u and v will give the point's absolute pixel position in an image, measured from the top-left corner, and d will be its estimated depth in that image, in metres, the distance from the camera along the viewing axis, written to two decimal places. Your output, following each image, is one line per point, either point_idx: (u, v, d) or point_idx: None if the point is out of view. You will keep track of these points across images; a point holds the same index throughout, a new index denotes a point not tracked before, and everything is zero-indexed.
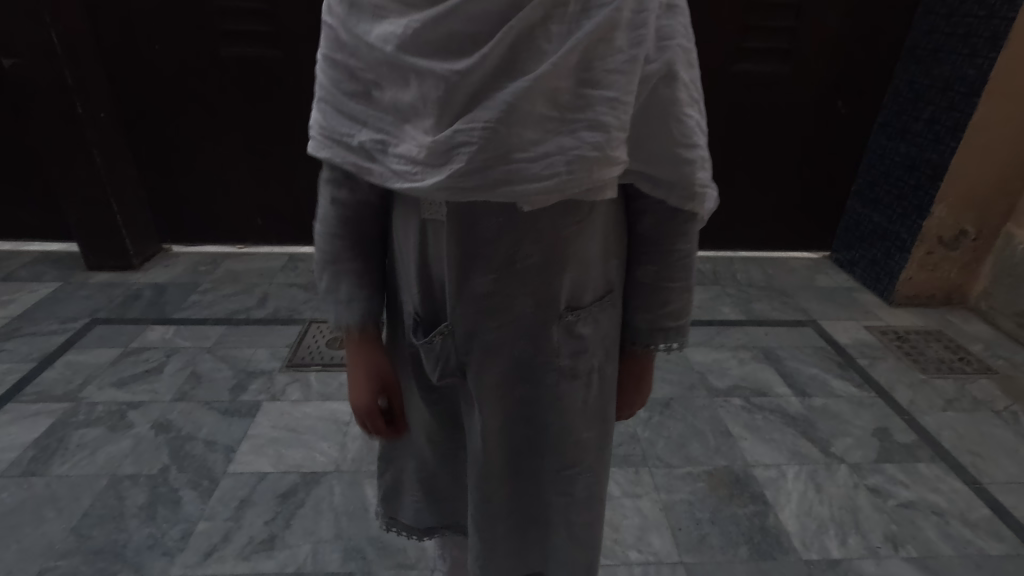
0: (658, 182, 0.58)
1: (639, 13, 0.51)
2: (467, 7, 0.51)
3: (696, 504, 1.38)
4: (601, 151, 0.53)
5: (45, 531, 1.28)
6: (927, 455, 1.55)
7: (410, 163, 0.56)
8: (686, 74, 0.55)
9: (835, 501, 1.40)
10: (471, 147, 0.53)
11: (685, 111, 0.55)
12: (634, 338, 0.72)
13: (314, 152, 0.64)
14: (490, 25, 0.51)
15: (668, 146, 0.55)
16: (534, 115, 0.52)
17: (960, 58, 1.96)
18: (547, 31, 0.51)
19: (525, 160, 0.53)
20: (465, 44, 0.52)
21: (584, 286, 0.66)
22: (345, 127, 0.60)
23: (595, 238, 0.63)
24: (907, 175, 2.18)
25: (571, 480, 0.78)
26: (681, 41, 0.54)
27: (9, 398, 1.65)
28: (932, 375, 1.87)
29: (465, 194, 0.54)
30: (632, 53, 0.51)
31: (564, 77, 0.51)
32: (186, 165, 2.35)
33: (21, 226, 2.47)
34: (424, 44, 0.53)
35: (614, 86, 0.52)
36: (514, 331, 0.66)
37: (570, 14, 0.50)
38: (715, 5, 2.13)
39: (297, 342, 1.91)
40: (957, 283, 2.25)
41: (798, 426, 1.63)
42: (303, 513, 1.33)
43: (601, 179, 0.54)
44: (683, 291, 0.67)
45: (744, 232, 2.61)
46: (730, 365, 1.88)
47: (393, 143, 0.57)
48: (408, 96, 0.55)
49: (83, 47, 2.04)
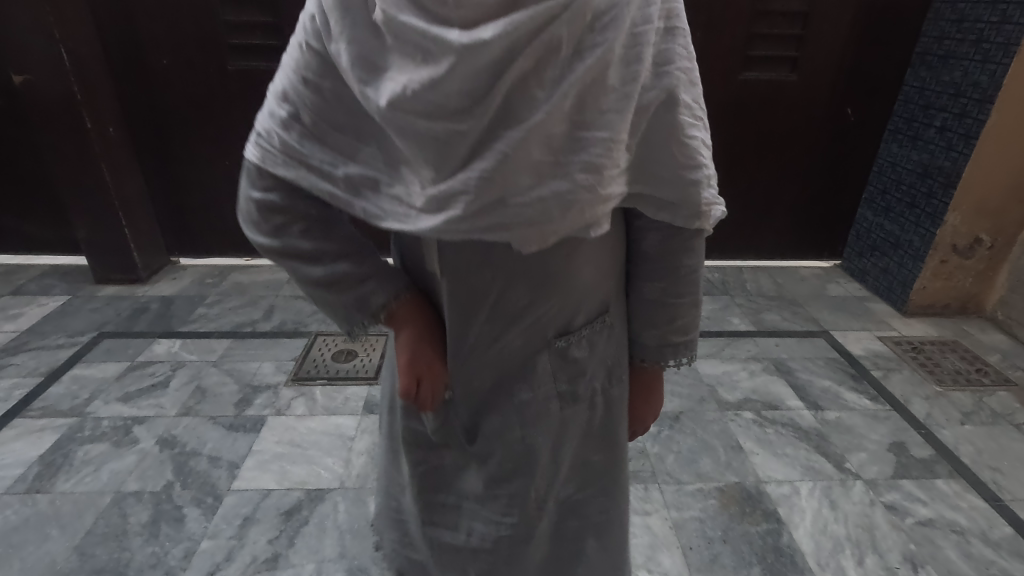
0: (658, 205, 0.57)
1: (633, 48, 0.50)
2: (462, 62, 0.47)
3: (708, 523, 1.35)
4: (595, 192, 0.52)
5: (48, 549, 1.27)
6: (946, 471, 1.51)
7: (404, 206, 0.54)
8: (686, 95, 0.54)
9: (851, 520, 1.36)
10: (466, 196, 0.51)
11: (688, 132, 0.54)
12: (641, 355, 0.70)
13: (266, 168, 0.56)
14: (484, 78, 0.48)
15: (671, 169, 0.55)
16: (529, 161, 0.50)
17: (972, 64, 1.94)
18: (541, 78, 0.49)
19: (520, 204, 0.51)
20: (459, 100, 0.49)
21: (577, 312, 0.65)
22: (323, 159, 0.55)
23: (586, 263, 0.62)
24: (919, 182, 2.14)
25: (585, 503, 0.79)
26: (680, 64, 0.53)
27: (15, 413, 1.65)
28: (948, 387, 1.82)
29: (458, 235, 0.52)
30: (625, 90, 0.51)
31: (558, 122, 0.50)
32: (192, 177, 2.36)
33: (30, 239, 2.49)
34: (419, 98, 0.49)
35: (608, 127, 0.51)
36: (507, 364, 0.66)
37: (562, 58, 0.49)
38: (721, 13, 2.11)
39: (303, 355, 1.90)
40: (972, 292, 2.20)
41: (811, 441, 1.59)
42: (307, 531, 1.31)
43: (596, 215, 0.53)
44: (690, 305, 0.66)
45: (753, 241, 2.58)
46: (740, 377, 1.85)
47: (386, 183, 0.55)
48: (401, 142, 0.52)
49: (92, 62, 2.06)
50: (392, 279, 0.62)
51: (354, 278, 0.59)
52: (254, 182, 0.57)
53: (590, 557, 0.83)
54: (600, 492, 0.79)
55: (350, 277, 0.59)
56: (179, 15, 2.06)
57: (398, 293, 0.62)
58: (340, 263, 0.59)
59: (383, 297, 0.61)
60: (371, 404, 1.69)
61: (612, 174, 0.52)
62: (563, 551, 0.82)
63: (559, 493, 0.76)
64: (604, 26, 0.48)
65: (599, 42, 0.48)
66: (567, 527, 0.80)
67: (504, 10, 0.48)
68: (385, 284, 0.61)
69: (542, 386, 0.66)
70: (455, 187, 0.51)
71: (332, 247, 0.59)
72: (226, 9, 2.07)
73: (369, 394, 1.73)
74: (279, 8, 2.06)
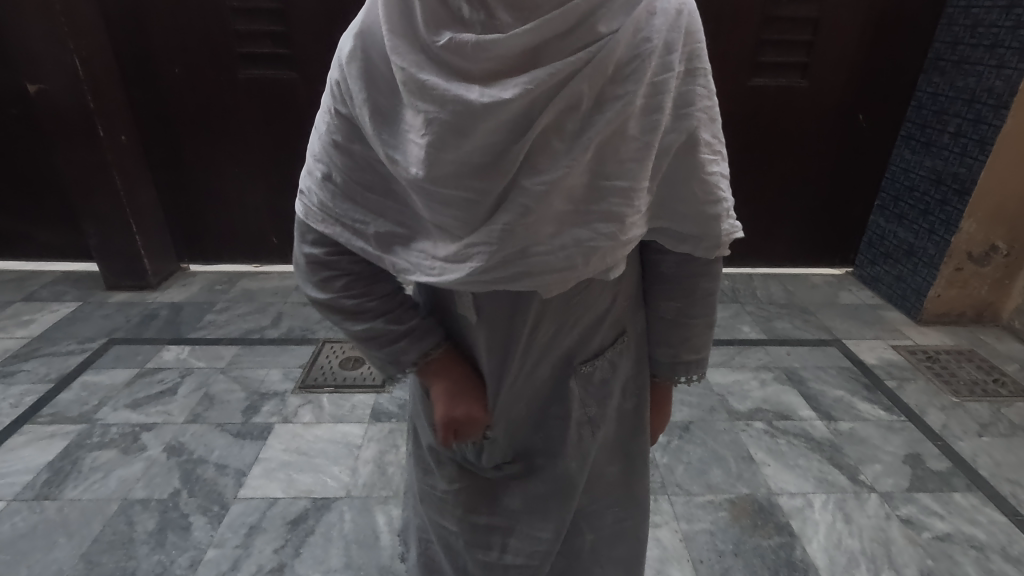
0: (678, 237, 0.59)
1: (654, 98, 0.50)
2: (489, 121, 0.48)
3: (719, 535, 1.33)
4: (614, 239, 0.52)
5: (56, 556, 1.27)
6: (963, 484, 1.47)
7: (431, 260, 0.54)
8: (706, 134, 0.54)
9: (866, 533, 1.33)
10: (489, 248, 0.51)
11: (708, 169, 0.54)
12: (655, 370, 0.71)
13: (309, 223, 0.56)
14: (507, 134, 0.49)
15: (690, 205, 0.55)
16: (551, 212, 0.51)
17: (988, 70, 1.90)
18: (562, 132, 0.49)
19: (542, 254, 0.52)
20: (483, 157, 0.49)
21: (598, 337, 0.66)
22: (358, 217, 0.55)
23: (606, 291, 0.63)
24: (932, 189, 2.11)
25: (601, 514, 0.80)
26: (701, 104, 0.52)
27: (25, 419, 1.65)
28: (965, 398, 1.78)
29: (481, 285, 0.53)
30: (645, 140, 0.50)
31: (579, 174, 0.50)
32: (202, 185, 2.38)
33: (43, 246, 2.51)
34: (446, 158, 0.49)
35: (627, 175, 0.51)
36: (530, 388, 0.67)
37: (582, 112, 0.49)
38: (731, 20, 2.10)
39: (310, 363, 1.90)
40: (987, 300, 2.17)
41: (823, 452, 1.56)
42: (313, 541, 1.30)
43: (615, 258, 0.54)
44: (705, 326, 0.65)
45: (763, 248, 2.56)
46: (752, 387, 1.82)
47: (414, 238, 0.55)
48: (426, 200, 0.52)
49: (105, 72, 2.08)
50: (425, 337, 0.61)
51: (392, 335, 0.59)
52: (305, 237, 0.58)
53: (607, 565, 0.84)
54: (618, 500, 0.80)
55: (385, 335, 0.59)
56: (191, 25, 2.08)
57: (429, 352, 0.61)
58: (375, 318, 0.59)
59: (414, 355, 0.61)
60: (378, 413, 1.68)
61: (633, 220, 0.53)
62: (580, 562, 0.82)
63: (578, 504, 0.77)
64: (626, 77, 0.48)
65: (621, 92, 0.48)
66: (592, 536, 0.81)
67: (527, 61, 0.48)
68: (416, 344, 0.61)
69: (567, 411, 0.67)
70: (477, 239, 0.51)
71: (371, 303, 0.59)
72: (238, 19, 2.08)
73: (376, 402, 1.72)
74: (290, 18, 2.07)
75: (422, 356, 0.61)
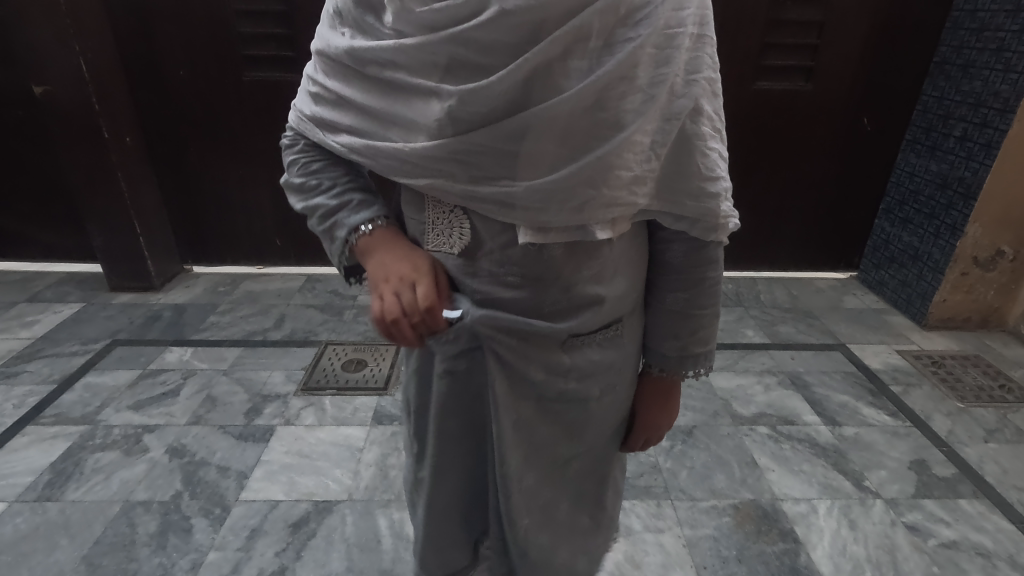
0: (676, 216, 0.59)
1: (664, 50, 0.52)
2: (482, 36, 0.51)
3: (722, 541, 1.32)
4: (599, 190, 0.55)
5: (56, 558, 1.26)
6: (969, 491, 1.46)
7: (398, 163, 0.56)
8: (709, 106, 0.56)
9: (871, 540, 1.32)
10: (465, 164, 0.55)
11: (707, 144, 0.56)
12: (661, 365, 0.71)
13: (300, 132, 0.63)
14: (504, 56, 0.51)
15: (692, 180, 0.57)
16: (545, 154, 0.54)
17: (994, 72, 1.90)
18: (567, 66, 0.52)
19: (524, 184, 0.55)
20: (478, 74, 0.53)
21: (601, 319, 0.66)
22: (334, 120, 0.59)
23: (611, 271, 0.63)
24: (938, 193, 2.10)
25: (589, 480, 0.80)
26: (707, 73, 0.55)
27: (28, 420, 1.66)
28: (971, 403, 1.77)
29: (454, 197, 0.57)
30: (652, 92, 0.53)
31: (578, 111, 0.52)
32: (205, 186, 2.38)
33: (47, 247, 2.52)
34: (431, 64, 0.53)
35: (628, 125, 0.53)
36: (519, 360, 0.65)
37: (591, 49, 0.52)
38: (735, 23, 2.09)
39: (312, 364, 1.89)
40: (993, 305, 2.16)
41: (828, 457, 1.55)
42: (314, 544, 1.30)
43: (607, 217, 0.57)
44: (710, 317, 0.66)
45: (767, 251, 2.55)
46: (756, 391, 1.81)
47: (378, 142, 0.57)
48: (397, 101, 0.56)
49: (110, 73, 2.09)
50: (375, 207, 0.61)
51: (329, 209, 0.60)
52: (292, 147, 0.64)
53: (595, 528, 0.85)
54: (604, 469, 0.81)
55: (324, 208, 0.60)
56: (196, 27, 2.09)
57: (379, 217, 0.60)
58: (324, 193, 0.60)
59: (350, 226, 0.59)
60: (380, 415, 1.67)
61: (622, 176, 0.55)
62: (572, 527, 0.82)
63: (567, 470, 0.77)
64: (637, 21, 0.51)
65: (631, 37, 0.51)
66: (573, 520, 0.82)
67: None
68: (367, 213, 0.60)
69: (552, 381, 0.67)
70: (451, 150, 0.54)
71: (320, 181, 0.61)
72: (242, 21, 2.09)
73: (378, 405, 1.72)
74: (295, 21, 2.08)
75: (358, 228, 0.59)
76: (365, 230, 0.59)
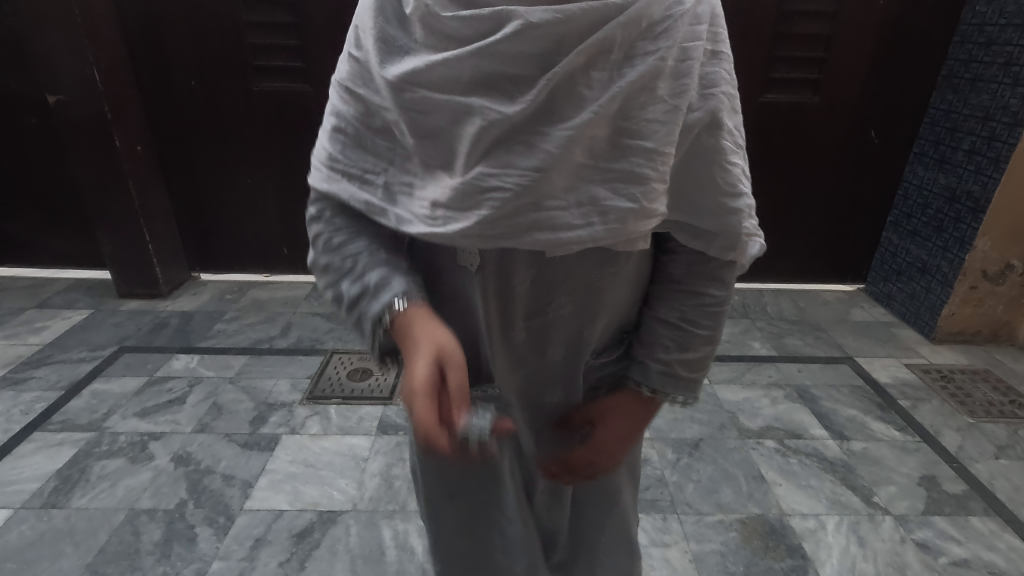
0: (692, 232, 0.59)
1: (683, 62, 0.53)
2: (506, 49, 0.51)
3: (730, 557, 1.30)
4: (639, 203, 0.55)
5: (61, 566, 1.26)
6: (980, 508, 1.44)
7: (433, 206, 0.55)
8: (729, 121, 0.56)
9: (881, 558, 1.31)
10: (505, 192, 0.53)
11: (729, 159, 0.56)
12: (639, 381, 0.65)
13: (320, 186, 0.60)
14: (529, 67, 0.52)
15: (713, 195, 0.57)
16: (570, 164, 0.54)
17: (1001, 87, 1.90)
18: (588, 78, 0.52)
19: (560, 210, 0.55)
20: (505, 86, 0.53)
21: (609, 333, 0.70)
22: (365, 165, 0.58)
23: (626, 284, 0.65)
24: (947, 207, 2.09)
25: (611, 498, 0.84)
26: (725, 87, 0.55)
27: (34, 427, 1.66)
28: (981, 419, 1.75)
29: (490, 238, 0.55)
30: (674, 102, 0.53)
31: (602, 126, 0.53)
32: (214, 194, 2.40)
33: (56, 254, 2.54)
34: (460, 81, 0.53)
35: (652, 137, 0.53)
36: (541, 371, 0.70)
37: (613, 61, 0.52)
38: (741, 36, 2.10)
39: (318, 374, 1.89)
40: (1003, 319, 2.14)
41: (837, 473, 1.54)
42: (319, 555, 1.29)
43: (639, 230, 0.56)
44: (705, 340, 0.64)
45: (774, 263, 2.54)
46: (762, 404, 1.80)
47: (420, 186, 0.57)
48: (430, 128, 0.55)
49: (122, 82, 2.12)
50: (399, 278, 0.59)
51: (354, 291, 0.58)
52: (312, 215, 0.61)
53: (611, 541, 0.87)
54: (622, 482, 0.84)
55: (351, 292, 0.59)
56: (207, 38, 2.12)
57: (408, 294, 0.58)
58: (348, 274, 0.59)
59: (374, 311, 0.57)
60: (385, 425, 1.67)
61: (660, 189, 0.55)
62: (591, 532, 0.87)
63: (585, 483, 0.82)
64: (658, 34, 0.52)
65: (651, 50, 0.52)
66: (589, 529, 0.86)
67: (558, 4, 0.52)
68: (389, 286, 0.58)
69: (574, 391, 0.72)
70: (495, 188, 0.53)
71: (343, 261, 0.59)
72: (254, 33, 2.11)
73: (383, 414, 1.71)
74: (306, 33, 2.10)
75: (383, 314, 0.57)
76: (398, 307, 0.57)
